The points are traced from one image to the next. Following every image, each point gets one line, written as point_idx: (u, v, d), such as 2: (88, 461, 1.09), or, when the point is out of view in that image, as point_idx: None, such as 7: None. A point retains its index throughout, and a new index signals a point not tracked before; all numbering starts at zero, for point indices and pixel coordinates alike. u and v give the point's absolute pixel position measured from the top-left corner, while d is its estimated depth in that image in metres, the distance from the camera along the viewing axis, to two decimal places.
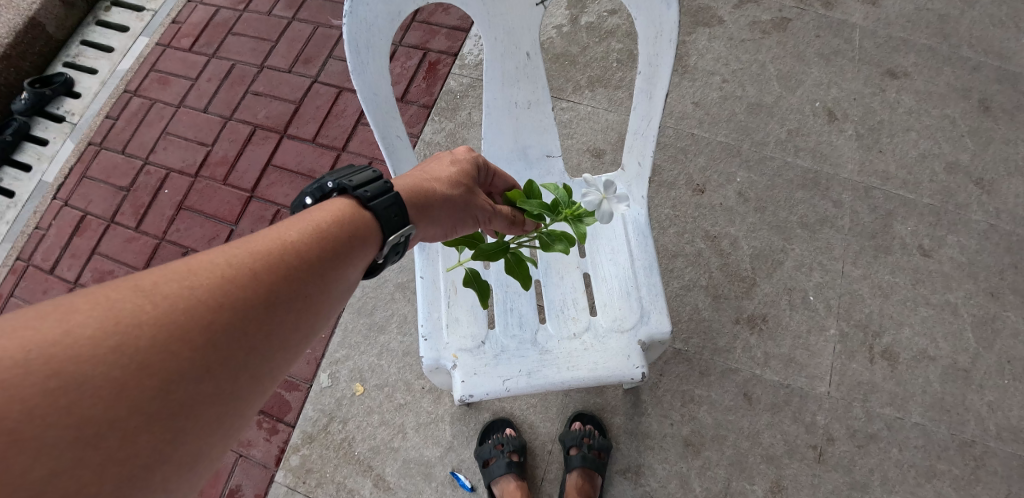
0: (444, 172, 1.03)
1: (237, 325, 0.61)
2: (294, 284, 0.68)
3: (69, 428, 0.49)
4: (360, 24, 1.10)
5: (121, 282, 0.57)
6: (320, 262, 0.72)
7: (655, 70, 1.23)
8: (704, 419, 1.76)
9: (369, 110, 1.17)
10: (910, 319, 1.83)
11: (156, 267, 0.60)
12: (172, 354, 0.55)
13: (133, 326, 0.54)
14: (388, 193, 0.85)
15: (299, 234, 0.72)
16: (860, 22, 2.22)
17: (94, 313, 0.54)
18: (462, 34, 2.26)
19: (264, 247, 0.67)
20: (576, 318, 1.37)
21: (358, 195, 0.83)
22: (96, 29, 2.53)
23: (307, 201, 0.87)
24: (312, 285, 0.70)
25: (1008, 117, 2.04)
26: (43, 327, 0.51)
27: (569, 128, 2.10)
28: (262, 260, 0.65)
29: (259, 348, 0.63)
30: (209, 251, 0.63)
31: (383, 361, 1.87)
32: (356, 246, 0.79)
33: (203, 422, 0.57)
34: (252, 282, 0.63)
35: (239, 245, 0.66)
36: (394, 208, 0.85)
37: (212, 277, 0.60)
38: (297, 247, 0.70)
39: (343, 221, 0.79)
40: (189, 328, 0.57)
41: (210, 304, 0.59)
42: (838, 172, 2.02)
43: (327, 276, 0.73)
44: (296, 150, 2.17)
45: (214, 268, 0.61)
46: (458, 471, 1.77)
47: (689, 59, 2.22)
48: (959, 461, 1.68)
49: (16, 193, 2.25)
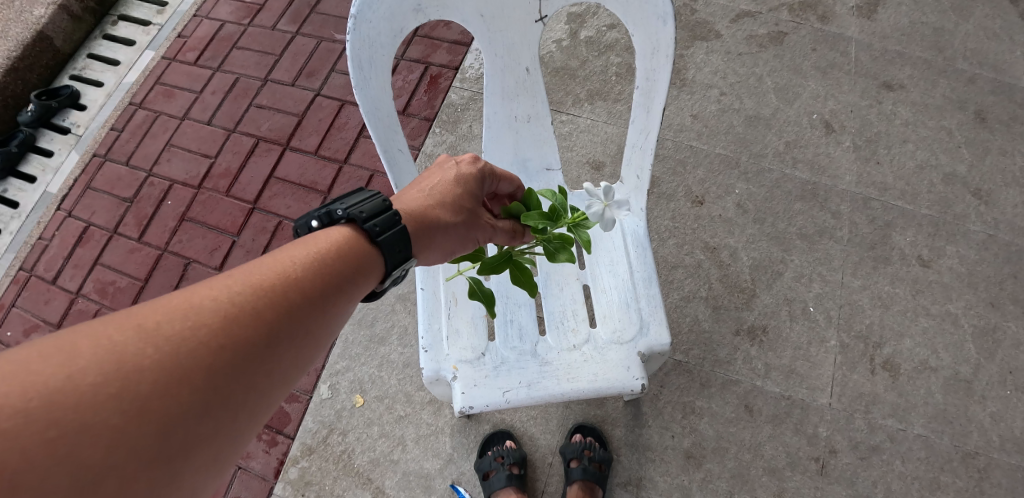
0: (452, 197, 1.02)
1: (238, 364, 0.61)
2: (296, 319, 0.69)
3: (69, 477, 0.50)
4: (363, 40, 1.11)
5: (123, 321, 0.57)
6: (322, 296, 0.73)
7: (653, 83, 1.24)
8: (705, 431, 1.76)
9: (372, 124, 1.18)
10: (911, 330, 1.83)
11: (159, 303, 0.60)
12: (173, 398, 0.56)
13: (136, 369, 0.55)
14: (397, 226, 0.85)
15: (302, 267, 0.73)
16: (856, 36, 2.25)
17: (94, 356, 0.54)
18: (462, 49, 2.30)
19: (266, 284, 0.67)
20: (576, 330, 1.37)
21: (368, 228, 0.82)
22: (103, 43, 2.57)
23: (313, 224, 0.84)
24: (314, 320, 0.71)
25: (1004, 129, 2.06)
26: (45, 371, 0.52)
27: (569, 141, 2.12)
28: (264, 298, 0.66)
29: (260, 385, 0.64)
30: (212, 288, 0.64)
31: (384, 373, 1.87)
32: (357, 279, 0.79)
33: (201, 465, 0.58)
34: (253, 321, 0.64)
35: (242, 281, 0.66)
36: (400, 243, 0.85)
37: (215, 316, 0.61)
38: (299, 282, 0.71)
39: (346, 253, 0.79)
40: (190, 370, 0.57)
41: (211, 345, 0.60)
42: (836, 183, 2.03)
43: (328, 310, 0.73)
44: (298, 163, 2.18)
45: (217, 307, 0.62)
46: (458, 483, 1.76)
47: (687, 73, 2.25)
48: (962, 473, 1.67)
49: (21, 203, 2.27)
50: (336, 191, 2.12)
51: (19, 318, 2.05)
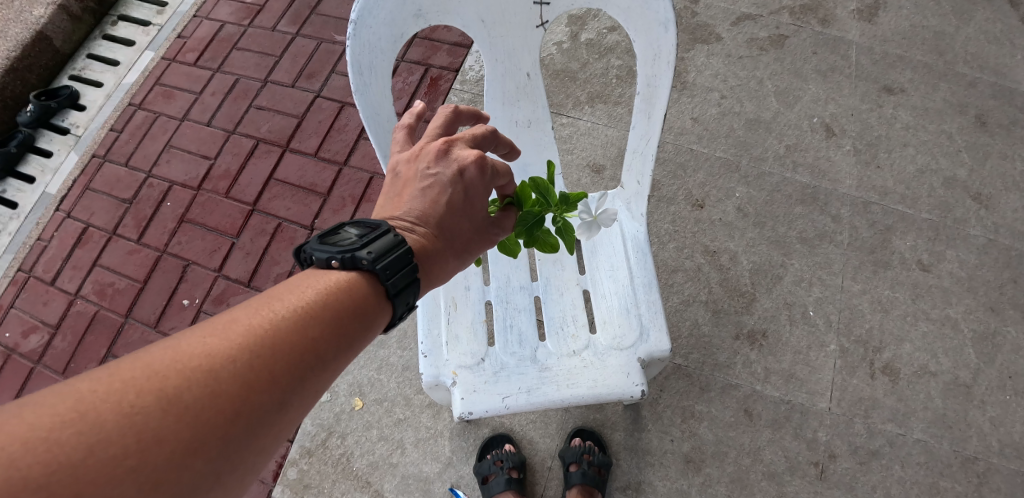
0: (461, 236, 1.02)
1: (249, 431, 0.65)
2: (306, 380, 0.71)
3: None
4: (363, 46, 1.10)
5: (143, 386, 0.60)
6: (331, 353, 0.75)
7: (654, 90, 1.24)
8: (705, 435, 1.75)
9: (372, 131, 1.17)
10: (911, 335, 1.82)
11: (177, 366, 0.63)
12: (185, 469, 0.60)
13: (151, 442, 0.58)
14: (411, 282, 0.87)
15: (317, 323, 0.75)
16: (857, 39, 2.25)
17: (116, 425, 0.58)
18: (463, 51, 2.29)
19: (281, 345, 0.70)
20: (576, 335, 1.37)
21: (387, 286, 0.84)
22: (103, 43, 2.56)
23: (333, 263, 0.83)
24: (324, 377, 0.74)
25: (1005, 133, 2.06)
26: (69, 440, 0.56)
27: (569, 143, 2.11)
28: (278, 360, 0.69)
29: (268, 445, 0.67)
30: (231, 350, 0.66)
31: (383, 376, 1.86)
32: (369, 329, 0.82)
33: None
34: (265, 387, 0.67)
35: (258, 341, 0.69)
36: (411, 298, 0.88)
37: (228, 385, 0.64)
38: (313, 342, 0.73)
39: (360, 303, 0.81)
40: (203, 442, 0.61)
41: (224, 414, 0.63)
42: (837, 187, 2.03)
43: (338, 366, 0.76)
44: (298, 164, 2.18)
45: (233, 374, 0.65)
46: (458, 487, 1.75)
47: (687, 76, 2.24)
48: (961, 478, 1.67)
49: (19, 204, 2.26)
50: (335, 193, 2.11)
51: (18, 319, 2.04)
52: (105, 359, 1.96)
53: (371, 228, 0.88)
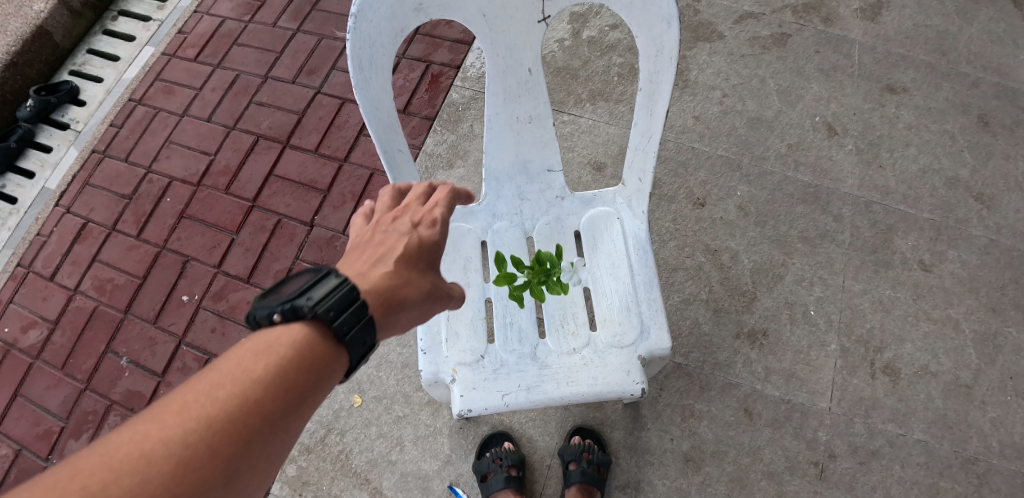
0: (415, 288, 1.00)
1: None
2: (250, 444, 0.72)
3: None
4: (363, 40, 1.09)
5: (73, 483, 0.63)
6: (277, 411, 0.75)
7: (656, 86, 1.22)
8: (705, 434, 1.75)
9: (373, 125, 1.18)
10: (912, 335, 1.82)
11: (106, 460, 0.65)
12: None
13: None
14: (361, 320, 0.86)
15: (259, 387, 0.75)
16: (859, 38, 2.24)
17: None
18: (464, 48, 2.29)
19: (216, 420, 0.71)
20: (576, 333, 1.35)
21: (336, 328, 0.83)
22: (103, 38, 2.56)
23: (276, 316, 0.83)
24: (272, 435, 0.74)
25: (1007, 133, 2.05)
26: None
27: (570, 141, 2.11)
28: (212, 432, 0.70)
29: None
30: (160, 437, 0.68)
31: (382, 373, 1.86)
32: (322, 378, 0.82)
33: None
34: (200, 466, 0.68)
35: (190, 421, 0.70)
36: (368, 335, 0.87)
37: (161, 469, 0.66)
38: (254, 407, 0.74)
39: (307, 354, 0.81)
40: None
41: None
42: (838, 187, 2.02)
43: (289, 422, 0.76)
44: (298, 161, 2.17)
45: (164, 457, 0.66)
46: (457, 484, 1.75)
47: (689, 74, 2.24)
48: (962, 478, 1.67)
49: (19, 199, 2.26)
50: (336, 190, 2.11)
51: (17, 315, 2.04)
52: (104, 355, 1.95)
53: (313, 275, 0.88)
